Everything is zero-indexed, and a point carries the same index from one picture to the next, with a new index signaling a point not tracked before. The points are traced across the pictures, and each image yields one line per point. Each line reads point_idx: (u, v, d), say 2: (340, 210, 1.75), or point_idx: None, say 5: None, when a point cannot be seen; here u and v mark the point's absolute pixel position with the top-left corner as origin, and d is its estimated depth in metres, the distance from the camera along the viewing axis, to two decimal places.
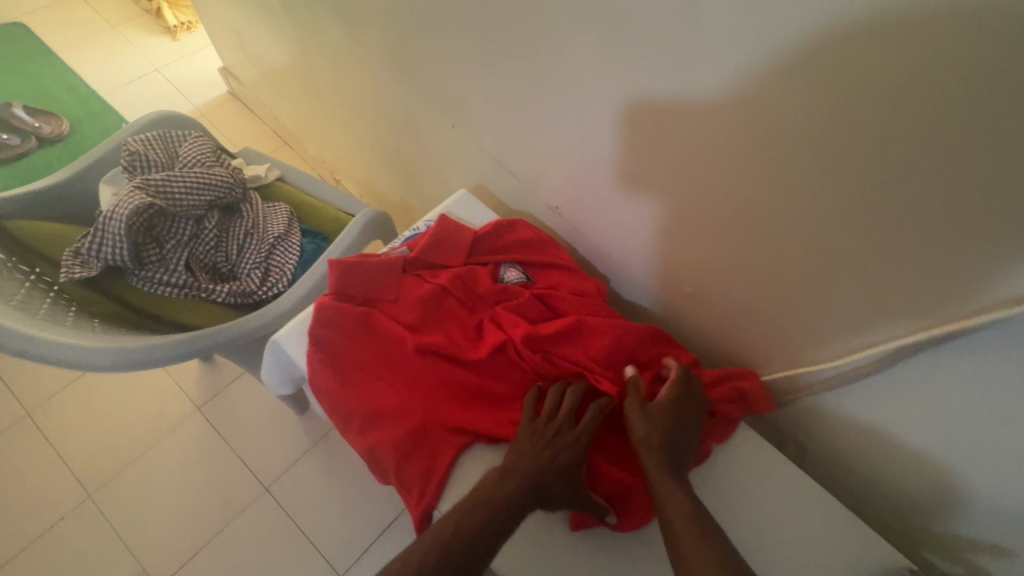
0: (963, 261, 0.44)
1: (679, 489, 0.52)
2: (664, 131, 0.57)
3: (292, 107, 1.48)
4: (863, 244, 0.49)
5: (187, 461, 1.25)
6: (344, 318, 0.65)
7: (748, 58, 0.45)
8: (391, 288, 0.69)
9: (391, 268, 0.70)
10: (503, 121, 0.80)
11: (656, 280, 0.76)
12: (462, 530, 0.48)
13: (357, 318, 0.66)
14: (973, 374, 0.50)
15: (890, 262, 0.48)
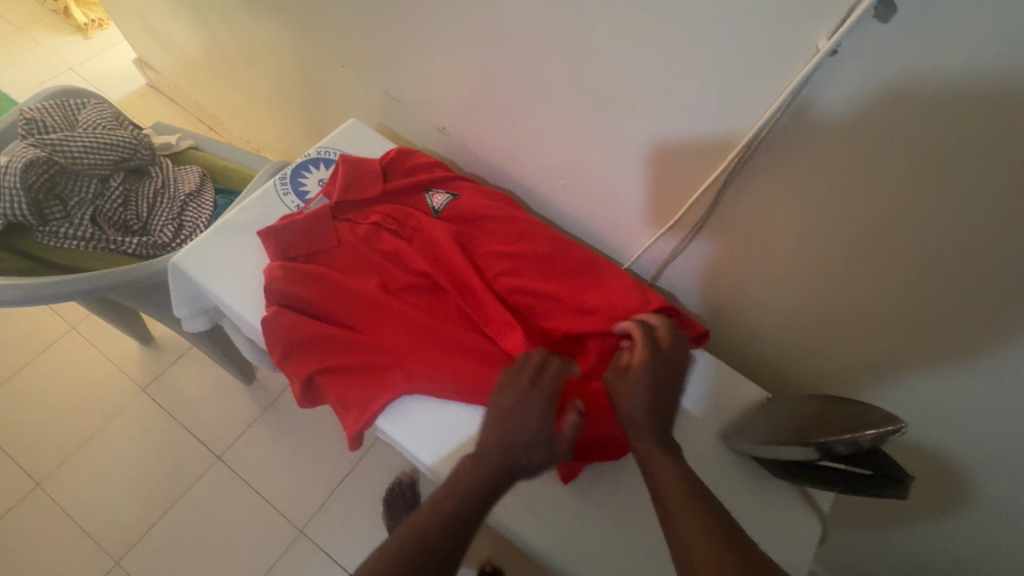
0: (945, 234, 0.50)
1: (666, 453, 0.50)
2: (691, 155, 0.63)
3: (209, 89, 1.49)
4: (887, 234, 0.54)
5: (137, 438, 1.27)
6: (292, 275, 0.66)
7: (760, 81, 0.52)
8: (331, 239, 0.70)
9: (321, 217, 0.70)
10: (396, 57, 0.86)
11: (539, 180, 0.84)
12: (444, 515, 0.47)
13: (303, 272, 0.67)
14: (964, 331, 0.55)
15: (919, 250, 0.53)
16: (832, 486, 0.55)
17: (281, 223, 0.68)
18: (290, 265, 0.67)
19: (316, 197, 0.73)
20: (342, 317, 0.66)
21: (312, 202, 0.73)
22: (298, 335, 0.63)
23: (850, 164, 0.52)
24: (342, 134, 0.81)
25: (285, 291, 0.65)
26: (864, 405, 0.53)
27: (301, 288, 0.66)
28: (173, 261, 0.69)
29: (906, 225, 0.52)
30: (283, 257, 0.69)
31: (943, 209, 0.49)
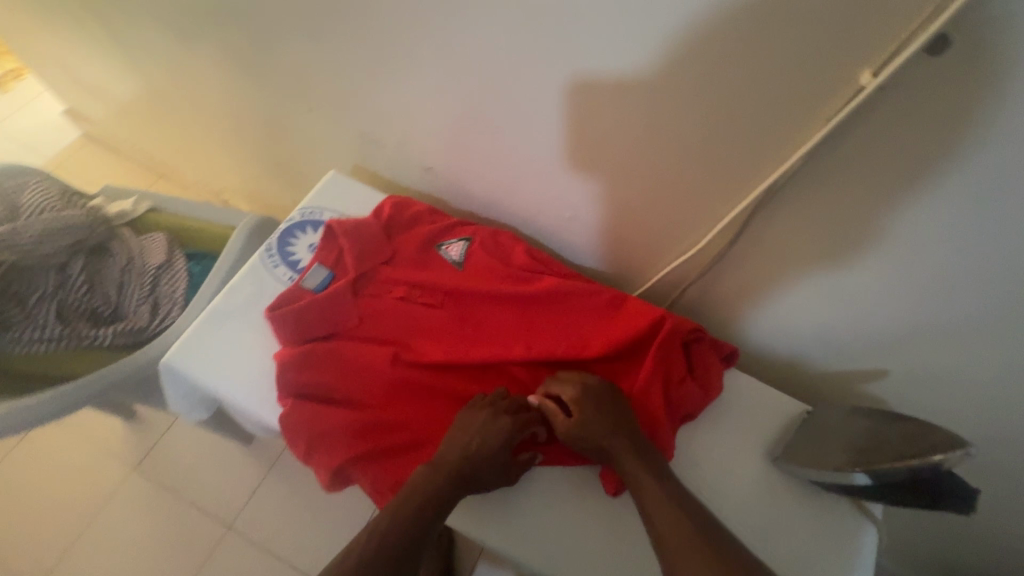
0: (998, 255, 0.47)
1: (650, 472, 0.52)
2: (707, 182, 0.60)
3: (155, 137, 1.39)
4: (925, 254, 0.51)
5: (137, 521, 1.19)
6: (315, 359, 0.63)
7: (787, 109, 0.49)
8: (350, 313, 0.66)
9: (330, 290, 0.65)
10: (369, 96, 0.81)
11: (538, 212, 0.80)
12: (411, 515, 0.50)
13: (325, 355, 0.63)
14: (1014, 345, 0.53)
15: (963, 267, 0.49)
16: (896, 506, 0.53)
17: (291, 305, 0.64)
18: (308, 349, 0.63)
19: (316, 267, 0.68)
20: (369, 394, 0.62)
21: (315, 274, 0.68)
22: (325, 419, 0.60)
23: (886, 192, 0.49)
24: (322, 189, 0.75)
25: (310, 377, 0.62)
26: (925, 424, 0.51)
27: (322, 374, 0.62)
28: (165, 358, 0.63)
29: (949, 250, 0.49)
30: (300, 340, 0.65)
31: (991, 235, 0.46)
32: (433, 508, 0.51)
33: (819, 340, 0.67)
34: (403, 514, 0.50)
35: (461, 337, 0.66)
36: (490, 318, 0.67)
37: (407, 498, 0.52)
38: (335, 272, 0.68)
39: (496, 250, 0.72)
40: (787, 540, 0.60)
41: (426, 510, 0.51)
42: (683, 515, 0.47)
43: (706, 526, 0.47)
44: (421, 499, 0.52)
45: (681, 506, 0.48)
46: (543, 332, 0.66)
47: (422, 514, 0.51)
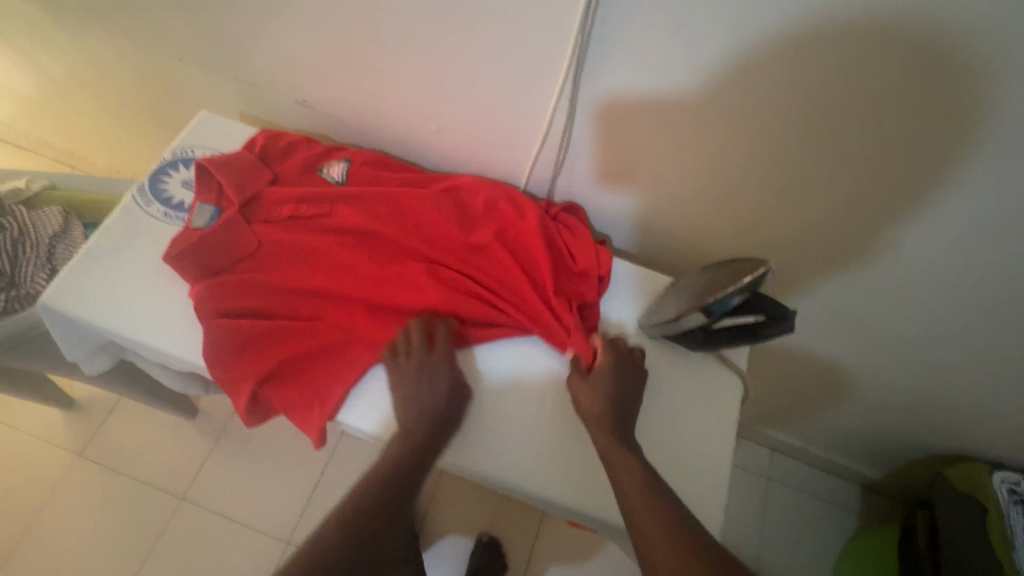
0: (811, 44, 0.52)
1: (633, 461, 0.55)
2: (553, 52, 0.63)
3: (53, 124, 1.35)
4: (772, 63, 0.55)
5: (88, 506, 1.20)
6: (224, 293, 0.64)
7: None
8: (246, 241, 0.67)
9: (217, 222, 0.66)
10: (233, 35, 0.81)
11: (415, 129, 0.82)
12: (378, 484, 0.54)
13: (231, 287, 0.65)
14: (841, 142, 0.60)
15: (800, 66, 0.54)
16: (740, 340, 0.59)
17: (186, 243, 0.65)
18: (214, 283, 0.64)
19: (199, 205, 0.68)
20: (272, 309, 0.65)
21: (201, 213, 0.68)
22: (236, 338, 0.62)
23: (672, 31, 0.56)
24: (194, 128, 0.75)
25: (219, 310, 0.64)
26: (742, 260, 0.56)
27: (230, 300, 0.64)
28: (42, 301, 0.64)
29: (774, 64, 0.55)
30: (202, 276, 0.66)
31: (757, 48, 0.55)
32: (397, 476, 0.55)
33: (690, 192, 0.74)
34: (372, 485, 0.54)
35: (360, 251, 0.68)
36: (380, 230, 0.69)
37: (370, 482, 0.55)
38: (222, 206, 0.69)
39: (379, 169, 0.74)
40: (657, 393, 0.67)
41: (390, 477, 0.55)
42: (665, 508, 0.50)
43: (681, 515, 0.50)
44: (384, 472, 0.55)
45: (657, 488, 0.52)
46: (436, 235, 0.69)
47: (384, 491, 0.54)
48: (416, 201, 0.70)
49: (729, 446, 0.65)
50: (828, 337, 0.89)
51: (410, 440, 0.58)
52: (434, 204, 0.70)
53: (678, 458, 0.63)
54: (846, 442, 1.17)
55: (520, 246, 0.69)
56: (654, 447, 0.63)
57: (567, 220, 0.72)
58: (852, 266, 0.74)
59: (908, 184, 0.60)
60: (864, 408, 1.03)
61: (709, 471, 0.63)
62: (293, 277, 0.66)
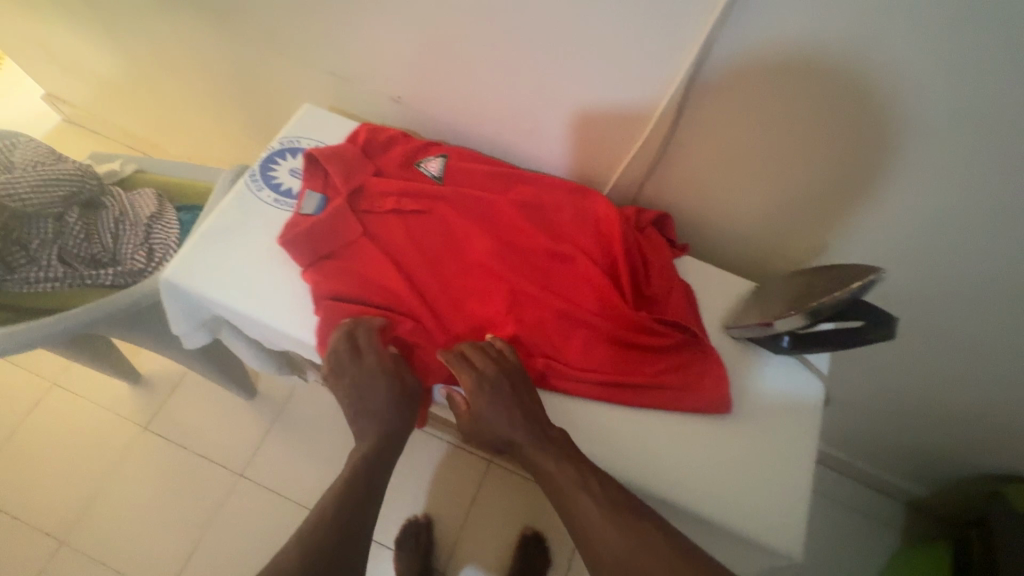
0: (927, 78, 0.54)
1: (566, 473, 0.58)
2: (659, 64, 0.65)
3: (131, 110, 1.42)
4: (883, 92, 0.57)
5: (152, 477, 1.25)
6: (333, 281, 0.67)
7: None
8: (350, 230, 0.70)
9: (325, 211, 0.70)
10: (335, 34, 0.85)
11: (507, 128, 0.85)
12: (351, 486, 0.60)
13: (339, 275, 0.68)
14: (943, 171, 0.61)
15: (914, 97, 0.56)
16: (838, 345, 0.61)
17: (299, 230, 0.68)
18: (325, 271, 0.68)
19: (308, 192, 0.72)
20: (375, 299, 0.67)
21: (309, 201, 0.72)
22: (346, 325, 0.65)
23: (788, 48, 0.58)
24: (298, 119, 0.80)
25: (329, 297, 0.67)
26: (843, 267, 0.58)
27: (337, 286, 0.67)
28: (164, 275, 0.69)
29: (887, 92, 0.57)
30: (311, 263, 0.69)
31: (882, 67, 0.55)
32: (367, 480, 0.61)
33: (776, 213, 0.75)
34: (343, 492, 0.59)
35: (458, 249, 0.72)
36: (476, 228, 0.72)
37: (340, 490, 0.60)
38: (328, 197, 0.72)
39: (472, 167, 0.76)
40: (743, 396, 0.68)
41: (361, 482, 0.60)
42: (612, 516, 0.56)
43: (636, 518, 0.56)
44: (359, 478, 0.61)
45: (621, 531, 0.55)
46: (528, 236, 0.72)
47: (355, 495, 0.59)
48: (511, 205, 0.73)
49: (811, 456, 0.66)
50: (898, 355, 0.88)
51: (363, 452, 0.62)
52: (524, 210, 0.73)
53: (761, 463, 0.65)
54: (897, 460, 1.16)
55: (610, 256, 0.71)
56: (741, 448, 0.65)
57: (652, 231, 0.73)
58: (936, 290, 0.74)
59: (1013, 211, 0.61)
60: (924, 428, 1.02)
61: (794, 475, 0.65)
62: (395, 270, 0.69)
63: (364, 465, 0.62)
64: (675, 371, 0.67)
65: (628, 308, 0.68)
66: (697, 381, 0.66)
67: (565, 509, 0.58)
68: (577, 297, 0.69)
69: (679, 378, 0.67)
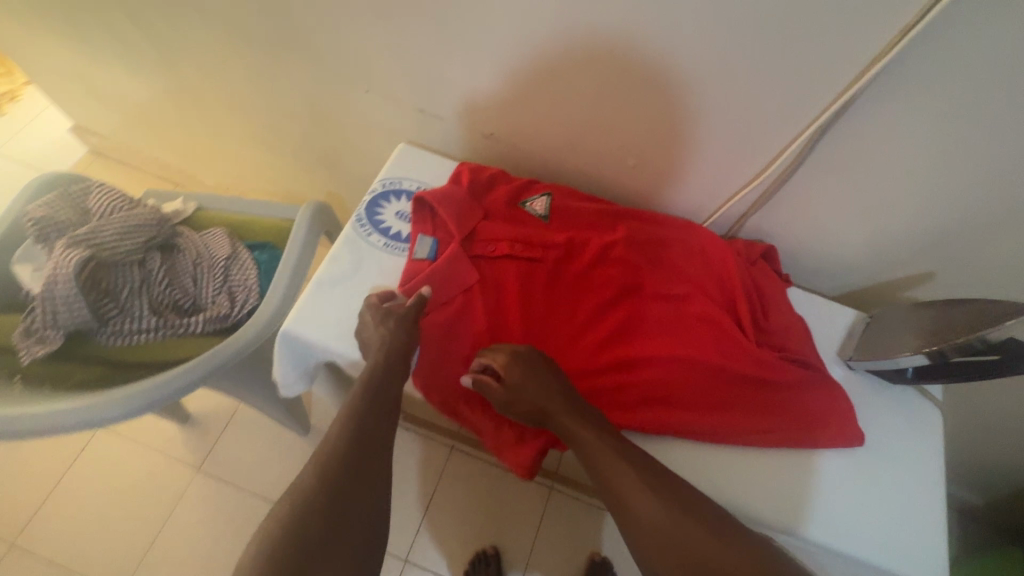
0: None
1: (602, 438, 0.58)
2: (780, 106, 0.66)
3: (171, 142, 1.39)
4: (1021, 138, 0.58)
5: (208, 520, 1.21)
6: (446, 332, 0.66)
7: (868, 31, 0.56)
8: (458, 278, 0.68)
9: (440, 257, 0.68)
10: (426, 72, 0.85)
11: (603, 163, 0.85)
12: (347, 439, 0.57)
13: (452, 325, 0.67)
14: None
15: None
16: (972, 379, 0.62)
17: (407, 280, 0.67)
18: (438, 321, 0.66)
19: (420, 236, 0.70)
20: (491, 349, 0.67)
21: (418, 247, 0.70)
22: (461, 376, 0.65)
23: (926, 95, 0.58)
24: (397, 159, 0.79)
25: (442, 349, 0.66)
26: (986, 304, 0.59)
27: (452, 339, 0.66)
28: (281, 328, 0.67)
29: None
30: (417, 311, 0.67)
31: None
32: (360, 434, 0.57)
33: (880, 244, 0.76)
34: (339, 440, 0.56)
35: (568, 292, 0.71)
36: (584, 269, 0.72)
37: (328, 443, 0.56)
38: (437, 242, 0.71)
39: (574, 208, 0.76)
40: (868, 427, 0.69)
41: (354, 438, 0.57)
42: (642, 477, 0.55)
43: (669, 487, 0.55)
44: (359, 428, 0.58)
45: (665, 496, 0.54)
46: (639, 277, 0.71)
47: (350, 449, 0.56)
48: (620, 245, 0.72)
49: (940, 486, 0.67)
50: None
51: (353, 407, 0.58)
52: (631, 250, 0.73)
53: (898, 498, 0.66)
54: (959, 470, 1.18)
55: (722, 295, 0.71)
56: (874, 480, 0.66)
57: (762, 267, 0.74)
58: None
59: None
60: (997, 442, 1.04)
61: (927, 505, 0.66)
62: (508, 319, 0.68)
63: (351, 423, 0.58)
64: (802, 406, 0.66)
65: (750, 343, 0.67)
66: (826, 420, 0.66)
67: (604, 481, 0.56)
68: (695, 338, 0.69)
69: (809, 420, 0.66)
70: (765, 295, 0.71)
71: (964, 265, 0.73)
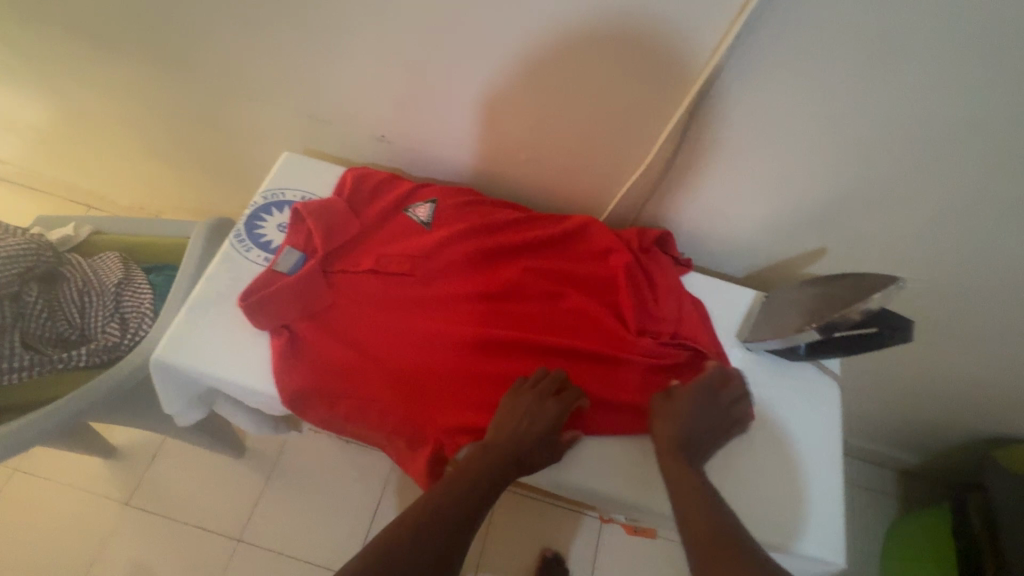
0: (924, 100, 0.55)
1: (692, 483, 0.56)
2: (653, 92, 0.64)
3: (73, 163, 1.32)
4: (883, 113, 0.57)
5: (140, 555, 1.16)
6: (314, 349, 0.64)
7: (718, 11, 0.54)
8: (328, 294, 0.66)
9: (301, 272, 0.65)
10: (307, 76, 0.81)
11: (500, 160, 0.83)
12: (464, 488, 0.55)
13: (323, 340, 0.64)
14: (935, 179, 0.62)
15: (908, 118, 0.57)
16: (855, 352, 0.62)
17: (259, 297, 0.63)
18: (307, 339, 0.64)
19: (286, 249, 0.67)
20: (366, 363, 0.64)
21: (286, 260, 0.67)
22: (329, 391, 0.62)
23: (791, 78, 0.57)
24: (279, 169, 0.75)
25: (312, 370, 0.63)
26: (859, 276, 0.60)
27: (321, 356, 0.63)
28: (154, 356, 0.63)
29: (888, 113, 0.57)
30: (280, 330, 0.64)
31: (893, 96, 0.56)
32: (483, 489, 0.56)
33: (774, 223, 0.76)
34: (458, 490, 0.55)
35: (452, 296, 0.69)
36: (468, 274, 0.70)
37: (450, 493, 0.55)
38: (308, 256, 0.68)
39: (456, 212, 0.74)
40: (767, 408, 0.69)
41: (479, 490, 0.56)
42: (712, 519, 0.52)
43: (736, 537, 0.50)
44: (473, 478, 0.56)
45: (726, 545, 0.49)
46: (522, 276, 0.70)
47: (473, 495, 0.55)
48: (505, 246, 0.71)
49: (839, 463, 0.67)
50: None
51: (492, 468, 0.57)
52: (517, 250, 0.72)
53: (797, 480, 0.66)
54: (891, 434, 1.20)
55: (610, 288, 0.70)
56: (772, 459, 0.66)
57: (652, 254, 0.73)
58: (928, 282, 0.77)
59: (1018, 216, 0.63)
60: (919, 405, 1.06)
61: (824, 478, 0.66)
62: (386, 330, 0.66)
63: (485, 478, 0.56)
64: None
65: (631, 336, 0.67)
66: None
67: (677, 505, 0.54)
68: (582, 334, 0.68)
69: None
70: (653, 282, 0.70)
71: (852, 237, 0.74)
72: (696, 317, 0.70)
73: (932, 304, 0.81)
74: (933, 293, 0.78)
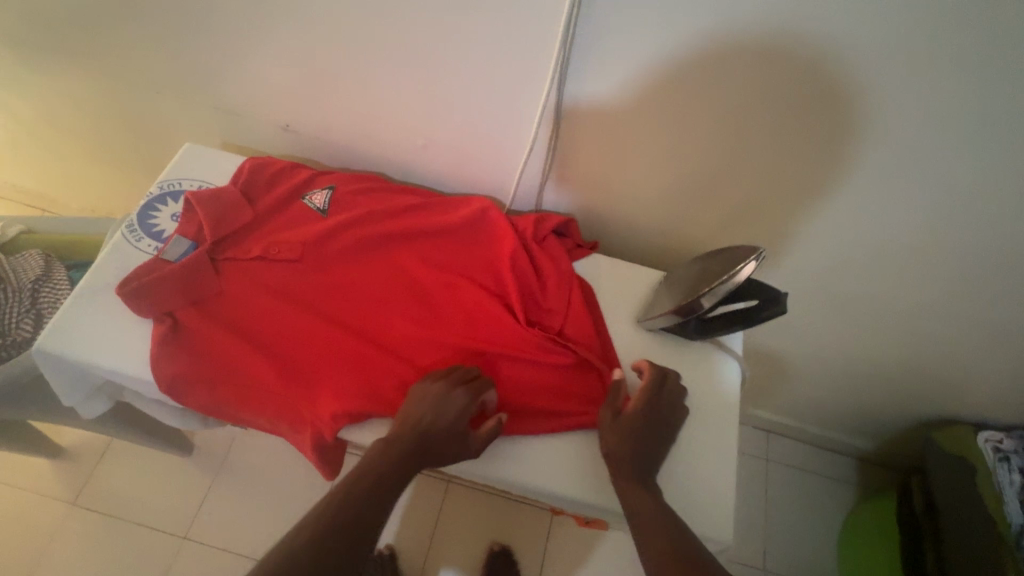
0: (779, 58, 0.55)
1: (647, 492, 0.55)
2: (530, 67, 0.65)
3: (17, 168, 1.33)
4: (748, 76, 0.58)
5: (84, 554, 1.16)
6: (199, 336, 0.64)
7: None
8: (216, 281, 0.66)
9: (187, 259, 0.65)
10: (208, 68, 0.81)
11: (406, 146, 0.83)
12: (375, 474, 0.53)
13: (209, 327, 0.64)
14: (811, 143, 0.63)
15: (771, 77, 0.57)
16: (737, 326, 0.62)
17: (142, 285, 0.63)
18: (193, 327, 0.64)
19: (175, 237, 0.67)
20: (250, 349, 0.64)
21: (176, 249, 0.67)
22: (213, 377, 0.62)
23: (651, 41, 0.58)
24: (178, 160, 0.75)
25: (197, 357, 0.63)
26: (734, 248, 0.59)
27: (206, 344, 0.64)
28: (37, 345, 0.63)
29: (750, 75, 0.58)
30: (165, 317, 0.64)
31: (749, 59, 0.56)
32: (392, 480, 0.54)
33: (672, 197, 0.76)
34: (377, 472, 0.54)
35: (344, 283, 0.69)
36: (363, 260, 0.70)
37: (372, 475, 0.53)
38: (198, 245, 0.68)
39: (353, 199, 0.73)
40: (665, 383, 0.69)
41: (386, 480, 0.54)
42: (671, 526, 0.52)
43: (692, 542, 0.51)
44: (385, 462, 0.54)
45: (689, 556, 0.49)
46: (416, 262, 0.70)
47: (383, 482, 0.53)
48: (400, 231, 0.71)
49: (733, 435, 0.67)
50: (813, 319, 0.91)
51: (397, 456, 0.55)
52: (414, 237, 0.72)
53: (688, 452, 0.65)
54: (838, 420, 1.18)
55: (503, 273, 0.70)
56: None
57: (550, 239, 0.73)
58: (832, 254, 0.76)
59: (892, 172, 0.62)
60: (856, 386, 1.05)
61: (719, 450, 0.66)
62: (274, 316, 0.66)
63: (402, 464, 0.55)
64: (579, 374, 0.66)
65: (521, 321, 0.67)
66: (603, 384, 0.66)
67: (632, 515, 0.54)
68: (473, 318, 0.68)
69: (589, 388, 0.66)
70: (549, 266, 0.70)
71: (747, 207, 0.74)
72: (589, 301, 0.71)
73: (841, 277, 0.80)
74: (840, 265, 0.78)
